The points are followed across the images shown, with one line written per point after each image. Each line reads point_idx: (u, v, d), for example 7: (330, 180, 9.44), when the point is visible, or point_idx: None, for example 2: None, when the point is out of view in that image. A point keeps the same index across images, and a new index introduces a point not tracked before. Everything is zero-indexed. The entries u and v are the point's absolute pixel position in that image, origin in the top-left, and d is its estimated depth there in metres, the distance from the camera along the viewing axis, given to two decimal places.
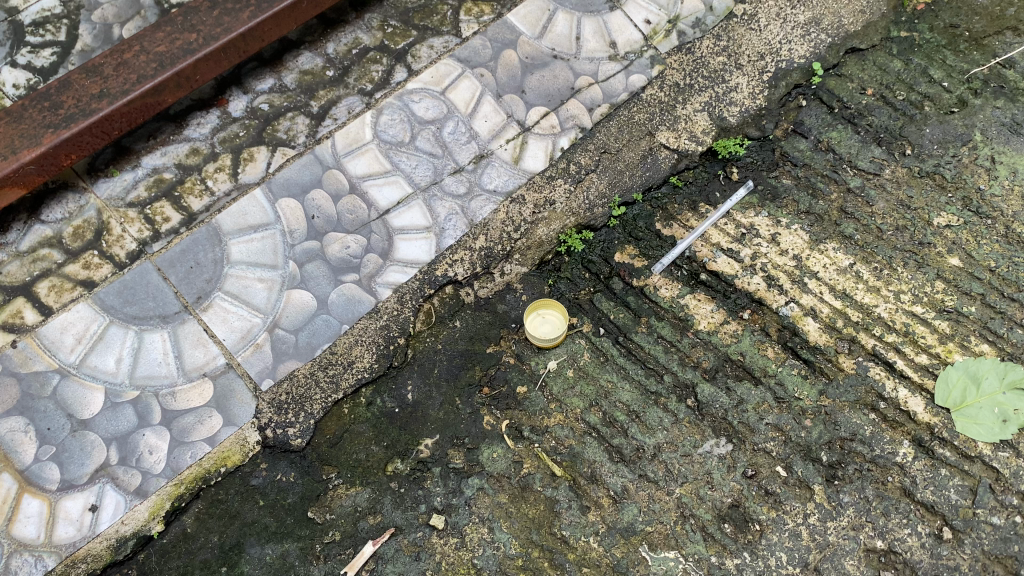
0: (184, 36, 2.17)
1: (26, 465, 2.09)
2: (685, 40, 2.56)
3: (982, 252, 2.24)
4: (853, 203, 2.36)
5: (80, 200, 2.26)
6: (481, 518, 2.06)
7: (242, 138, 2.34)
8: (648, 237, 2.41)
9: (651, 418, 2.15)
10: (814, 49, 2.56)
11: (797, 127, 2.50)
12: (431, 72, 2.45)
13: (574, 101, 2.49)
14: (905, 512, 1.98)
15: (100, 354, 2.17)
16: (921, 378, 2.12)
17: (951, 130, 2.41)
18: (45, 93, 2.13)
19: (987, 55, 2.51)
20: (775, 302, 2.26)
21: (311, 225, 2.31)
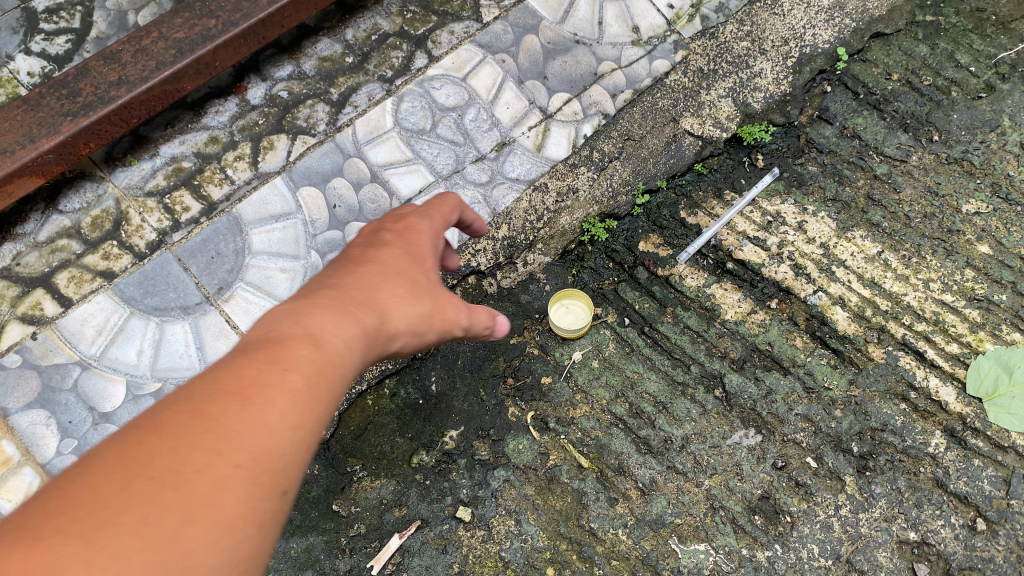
0: (204, 21, 2.13)
1: (47, 459, 2.06)
2: (709, 24, 2.51)
3: (1013, 239, 2.23)
4: (880, 190, 2.33)
5: (98, 189, 2.24)
6: (508, 510, 2.03)
7: (261, 126, 2.32)
8: (673, 225, 2.36)
9: (679, 409, 2.13)
10: (839, 34, 2.50)
11: (822, 113, 2.46)
12: (452, 58, 2.42)
13: (597, 87, 2.44)
14: (937, 503, 1.96)
15: (121, 346, 2.15)
16: (952, 367, 2.10)
17: (979, 116, 2.38)
18: (62, 81, 2.08)
19: (1015, 38, 2.48)
20: (803, 291, 2.22)
21: (332, 214, 2.27)
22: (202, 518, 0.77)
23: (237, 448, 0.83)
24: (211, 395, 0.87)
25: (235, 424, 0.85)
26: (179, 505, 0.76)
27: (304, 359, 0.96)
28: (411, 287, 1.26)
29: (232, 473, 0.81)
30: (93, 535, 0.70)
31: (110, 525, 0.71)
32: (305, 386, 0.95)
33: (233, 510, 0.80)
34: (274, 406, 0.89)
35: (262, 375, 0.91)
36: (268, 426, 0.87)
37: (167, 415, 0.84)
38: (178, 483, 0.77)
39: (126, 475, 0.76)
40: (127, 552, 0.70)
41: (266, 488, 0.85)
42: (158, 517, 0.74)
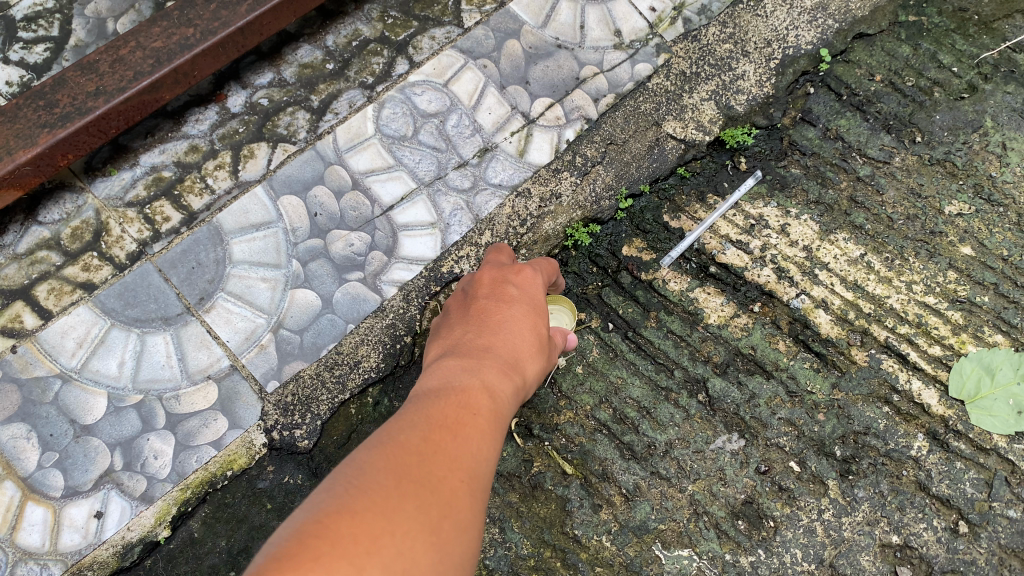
0: (181, 31, 2.12)
1: (29, 472, 2.06)
2: (691, 27, 2.50)
3: (995, 241, 2.22)
4: (863, 192, 2.32)
5: (78, 200, 2.23)
6: (491, 518, 2.06)
7: (242, 134, 2.31)
8: (656, 229, 2.35)
9: (663, 414, 2.13)
10: (821, 35, 2.48)
11: (805, 115, 2.43)
12: (433, 63, 2.41)
13: (579, 92, 2.44)
14: (920, 506, 1.97)
15: (102, 358, 2.15)
16: (934, 370, 2.10)
17: (961, 116, 2.36)
18: (39, 91, 2.07)
19: (997, 39, 2.45)
20: (786, 295, 2.22)
21: (313, 222, 2.27)
22: (451, 520, 1.10)
23: (475, 469, 1.22)
24: (437, 443, 1.20)
25: (472, 441, 1.26)
26: (438, 507, 1.09)
27: (487, 405, 1.38)
28: (537, 349, 1.64)
29: (463, 487, 1.16)
30: (414, 502, 1.07)
31: (413, 507, 1.06)
32: (490, 424, 1.35)
33: (466, 520, 1.13)
34: (484, 436, 1.30)
35: (468, 422, 1.30)
36: (484, 454, 1.27)
37: (412, 437, 1.20)
38: (436, 486, 1.12)
39: (417, 470, 1.13)
40: (417, 526, 1.04)
41: (482, 497, 1.20)
42: (436, 506, 1.09)
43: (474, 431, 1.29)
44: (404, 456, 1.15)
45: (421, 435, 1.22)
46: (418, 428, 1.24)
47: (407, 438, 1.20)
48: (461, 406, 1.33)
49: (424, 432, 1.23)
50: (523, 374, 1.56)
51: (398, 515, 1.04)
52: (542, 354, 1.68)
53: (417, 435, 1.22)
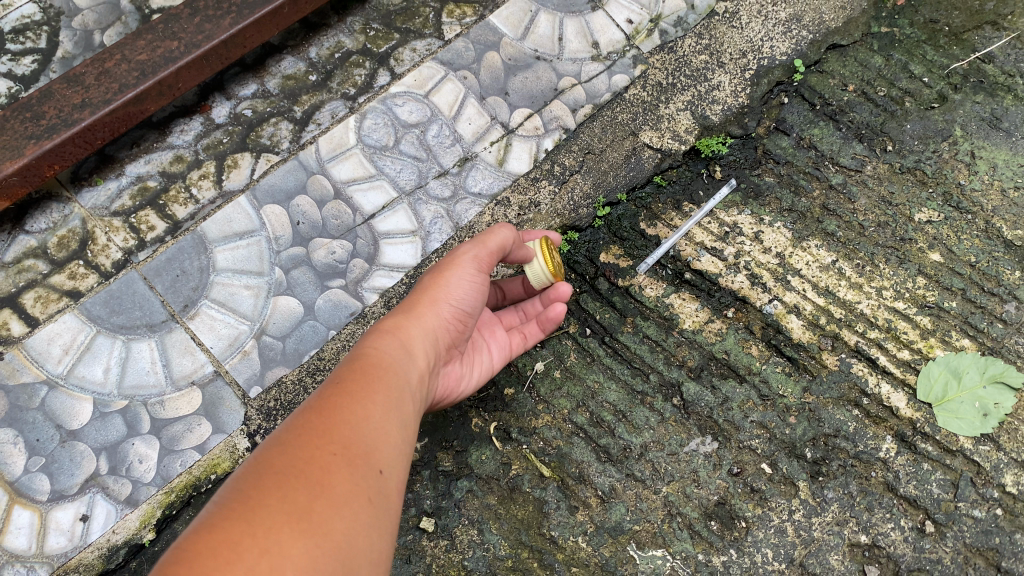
0: (165, 44, 2.17)
1: (16, 477, 2.10)
2: (667, 39, 2.57)
3: (963, 247, 2.27)
4: (835, 200, 2.37)
5: (64, 209, 2.28)
6: (470, 520, 2.11)
7: (226, 145, 2.36)
8: (633, 236, 2.40)
9: (638, 417, 2.18)
10: (795, 46, 2.54)
11: (779, 124, 2.48)
12: (414, 75, 2.46)
13: (557, 102, 2.49)
14: (888, 507, 2.02)
15: (87, 365, 2.19)
16: (903, 374, 2.14)
17: (931, 126, 2.42)
18: (26, 104, 2.12)
19: (967, 50, 2.51)
20: (759, 300, 2.27)
21: (296, 231, 2.32)
22: (323, 495, 1.18)
23: (351, 439, 1.29)
24: (308, 428, 1.29)
25: (346, 412, 1.35)
26: (305, 489, 1.17)
27: (373, 380, 1.45)
28: (427, 319, 1.69)
29: (336, 461, 1.24)
30: (278, 493, 1.15)
31: (276, 500, 1.14)
32: (370, 387, 1.43)
33: (344, 491, 1.20)
34: (365, 402, 1.39)
35: (344, 395, 1.39)
36: (363, 419, 1.35)
37: (284, 434, 1.29)
38: (302, 471, 1.20)
39: (283, 463, 1.21)
40: (282, 515, 1.12)
41: (370, 463, 1.29)
42: (301, 489, 1.17)
43: (349, 401, 1.38)
44: (271, 454, 1.24)
45: (293, 427, 1.31)
46: (292, 421, 1.33)
47: (279, 436, 1.29)
48: (337, 382, 1.44)
49: (296, 422, 1.32)
50: (415, 345, 1.62)
51: (260, 511, 1.12)
52: (437, 313, 1.72)
53: (289, 430, 1.30)
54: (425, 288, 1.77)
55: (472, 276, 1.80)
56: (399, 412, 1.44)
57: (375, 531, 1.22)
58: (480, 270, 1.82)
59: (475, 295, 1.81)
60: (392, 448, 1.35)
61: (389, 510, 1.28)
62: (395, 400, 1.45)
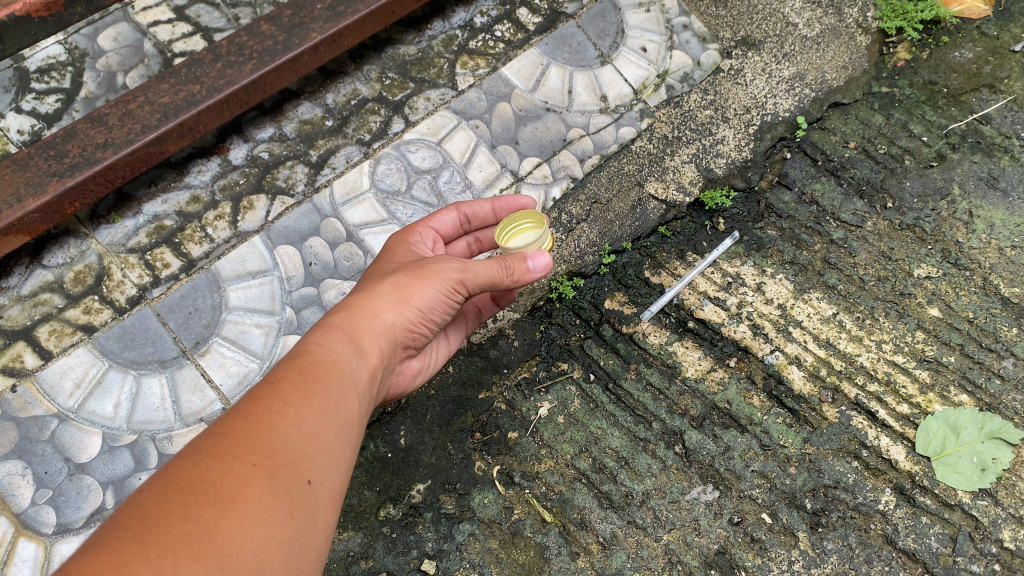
0: (188, 87, 2.24)
1: (22, 508, 2.11)
2: (674, 93, 2.64)
3: (961, 303, 2.32)
4: (836, 254, 2.42)
5: (82, 245, 2.34)
6: (471, 563, 2.12)
7: (242, 186, 2.42)
8: (637, 284, 2.45)
9: (641, 464, 2.20)
10: (798, 103, 2.62)
11: (781, 179, 2.55)
12: (428, 123, 2.53)
13: (566, 152, 2.56)
14: (887, 560, 2.04)
15: (98, 399, 2.21)
16: (902, 427, 2.17)
17: (931, 184, 2.47)
18: (50, 142, 2.17)
19: (965, 111, 2.57)
20: (760, 351, 2.30)
21: (308, 272, 2.36)
22: (231, 512, 1.07)
23: (274, 448, 1.19)
24: (225, 435, 1.19)
25: (274, 417, 1.24)
26: (211, 506, 1.06)
27: (312, 380, 1.35)
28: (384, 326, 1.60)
29: (254, 470, 1.14)
30: (179, 512, 1.04)
31: (176, 517, 1.03)
32: (307, 389, 1.32)
33: (259, 506, 1.10)
34: (296, 404, 1.28)
35: (274, 397, 1.28)
36: (292, 425, 1.25)
37: (194, 444, 1.19)
38: (211, 486, 1.09)
39: (191, 475, 1.10)
40: (180, 534, 1.01)
41: (293, 471, 1.19)
42: (205, 507, 1.06)
43: (280, 404, 1.27)
44: (179, 466, 1.12)
45: (209, 435, 1.20)
46: (209, 430, 1.23)
47: (192, 446, 1.19)
48: (270, 380, 1.33)
49: (216, 426, 1.22)
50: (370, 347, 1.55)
51: (155, 531, 1.01)
52: (395, 314, 1.62)
53: (201, 440, 1.20)
54: (388, 285, 1.65)
55: (447, 290, 1.68)
56: (336, 411, 1.33)
57: (294, 548, 1.12)
58: (460, 289, 1.71)
59: (443, 304, 1.71)
60: (324, 456, 1.26)
61: (313, 523, 1.18)
62: (335, 402, 1.34)
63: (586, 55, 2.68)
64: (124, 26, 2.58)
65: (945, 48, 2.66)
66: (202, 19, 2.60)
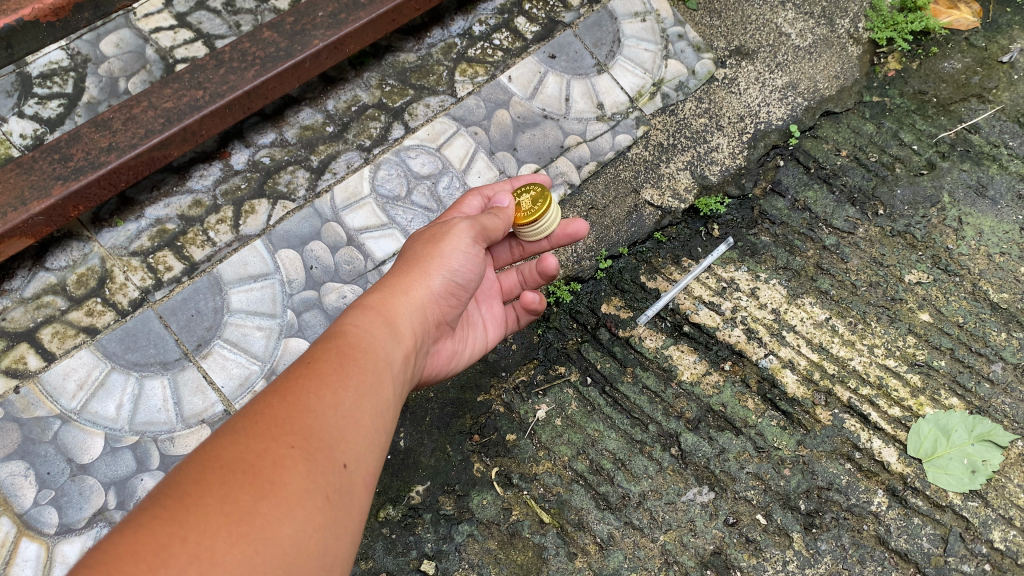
0: (191, 93, 2.27)
1: (25, 509, 2.12)
2: (669, 102, 2.69)
3: (951, 308, 2.36)
4: (829, 260, 2.46)
5: (84, 248, 2.36)
6: (470, 564, 2.14)
7: (243, 190, 2.45)
8: (633, 289, 2.48)
9: (637, 466, 2.22)
10: (791, 111, 2.67)
11: (774, 186, 2.58)
12: (428, 129, 2.57)
13: (563, 159, 2.60)
14: (879, 560, 2.07)
15: (101, 401, 2.23)
16: (894, 430, 2.21)
17: (921, 191, 2.52)
18: (55, 146, 2.20)
19: (954, 120, 2.63)
20: (755, 354, 2.34)
21: (309, 275, 2.39)
22: (268, 494, 1.10)
23: (312, 431, 1.21)
24: (263, 416, 1.21)
25: (311, 398, 1.26)
26: (249, 488, 1.09)
27: (349, 361, 1.37)
28: (414, 299, 1.63)
29: (292, 450, 1.17)
30: (218, 492, 1.07)
31: (216, 498, 1.06)
32: (343, 370, 1.34)
33: (296, 491, 1.13)
34: (332, 386, 1.30)
35: (311, 378, 1.31)
36: (329, 407, 1.27)
37: (233, 423, 1.22)
38: (250, 468, 1.12)
39: (229, 456, 1.13)
40: (219, 515, 1.04)
41: (330, 452, 1.21)
42: (244, 489, 1.09)
43: (317, 386, 1.29)
44: (220, 444, 1.16)
45: (247, 414, 1.23)
46: (247, 408, 1.26)
47: (232, 424, 1.22)
48: (306, 361, 1.36)
49: (254, 405, 1.25)
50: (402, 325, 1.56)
51: (194, 511, 1.04)
52: (421, 286, 1.65)
53: (239, 419, 1.23)
54: (412, 263, 1.69)
55: (465, 247, 1.74)
56: (370, 393, 1.35)
57: (329, 533, 1.15)
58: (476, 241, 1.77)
59: (468, 268, 1.75)
60: (360, 439, 1.28)
61: (348, 507, 1.21)
62: (369, 383, 1.36)
63: (583, 64, 2.72)
64: (126, 32, 2.61)
65: (934, 59, 2.72)
66: (204, 26, 2.63)
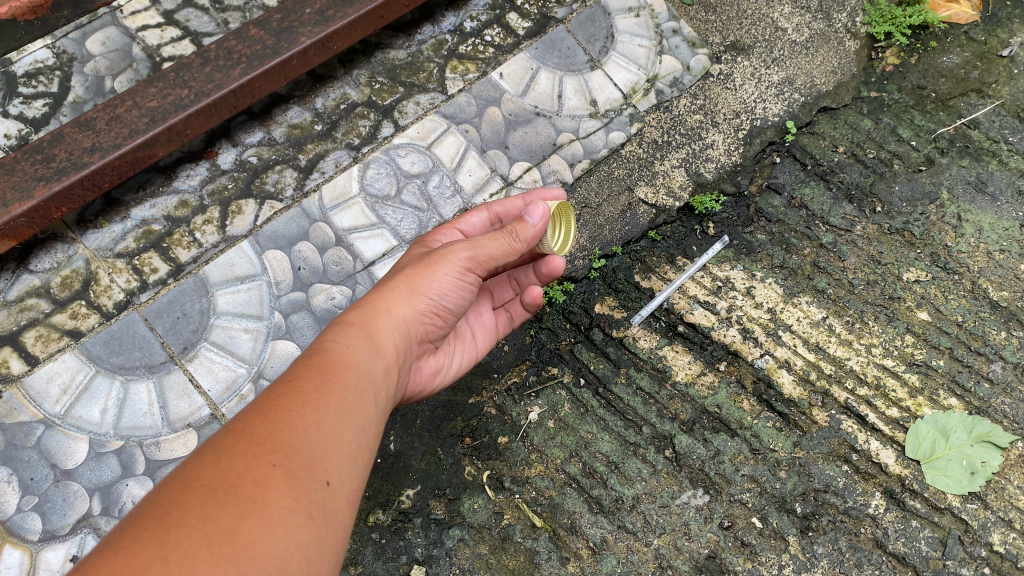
0: (176, 92, 2.23)
1: (8, 515, 2.09)
2: (663, 98, 2.65)
3: (950, 306, 2.32)
4: (825, 258, 2.42)
5: (68, 250, 2.32)
6: (461, 569, 2.11)
7: (231, 190, 2.42)
8: (627, 289, 2.45)
9: (630, 469, 2.19)
10: (788, 107, 2.63)
11: (771, 183, 2.54)
12: (417, 127, 2.53)
13: (556, 157, 2.56)
14: (877, 564, 2.04)
15: (85, 405, 2.20)
16: (892, 431, 2.17)
17: (919, 188, 2.48)
18: (37, 146, 2.17)
19: (953, 115, 2.59)
20: (750, 354, 2.30)
21: (297, 276, 2.36)
22: (250, 513, 1.07)
23: (294, 448, 1.18)
24: (244, 434, 1.18)
25: (292, 416, 1.23)
26: (231, 508, 1.06)
27: (333, 381, 1.33)
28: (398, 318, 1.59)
29: (273, 470, 1.14)
30: (200, 512, 1.04)
31: (197, 517, 1.03)
32: (325, 387, 1.31)
33: (278, 510, 1.10)
34: (313, 405, 1.27)
35: (292, 395, 1.27)
36: (311, 425, 1.24)
37: (213, 441, 1.18)
38: (231, 487, 1.08)
39: (211, 475, 1.10)
40: (201, 535, 1.01)
41: (312, 473, 1.18)
42: (225, 509, 1.05)
43: (298, 403, 1.26)
44: (200, 462, 1.12)
45: (229, 432, 1.20)
46: (228, 426, 1.22)
47: (212, 442, 1.18)
48: (286, 380, 1.33)
49: (235, 424, 1.21)
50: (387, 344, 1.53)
51: (174, 531, 1.00)
52: (407, 303, 1.61)
53: (220, 437, 1.19)
54: (400, 279, 1.65)
55: (461, 272, 1.67)
56: (352, 411, 1.32)
57: (313, 552, 1.12)
58: (472, 269, 1.69)
59: (459, 290, 1.69)
60: (343, 456, 1.25)
61: (332, 526, 1.18)
62: (352, 402, 1.33)
63: (575, 60, 2.67)
64: (112, 30, 2.57)
65: (933, 53, 2.67)
66: (191, 24, 2.60)
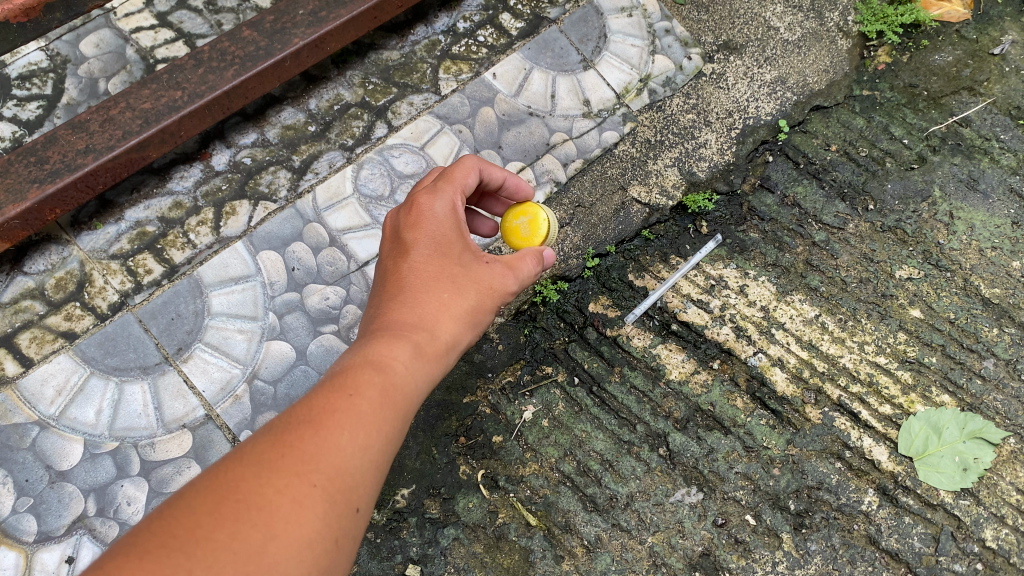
0: (170, 93, 2.23)
1: (4, 517, 2.10)
2: (656, 98, 2.66)
3: (942, 304, 2.33)
4: (818, 256, 2.43)
5: (63, 252, 2.33)
6: (456, 568, 2.12)
7: (224, 191, 2.42)
8: (621, 288, 2.45)
9: (625, 467, 2.20)
10: (781, 106, 2.63)
11: (763, 182, 2.55)
12: (411, 128, 2.54)
13: (549, 156, 2.57)
14: (870, 560, 2.05)
15: (80, 406, 2.20)
16: (885, 428, 2.18)
17: (912, 186, 2.49)
18: (31, 149, 2.17)
19: (945, 114, 2.60)
20: (743, 353, 2.31)
21: (291, 277, 2.36)
22: (279, 534, 1.09)
23: (340, 470, 1.19)
24: (291, 446, 1.18)
25: (344, 437, 1.22)
26: (262, 528, 1.09)
27: (388, 410, 1.30)
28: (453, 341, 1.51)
29: (313, 491, 1.15)
30: (229, 528, 1.07)
31: (226, 534, 1.06)
32: (380, 415, 1.28)
33: (308, 533, 1.12)
34: (366, 433, 1.25)
35: (347, 412, 1.25)
36: (360, 448, 1.23)
37: (257, 447, 1.20)
38: (266, 504, 1.11)
39: (248, 488, 1.12)
40: (226, 554, 1.05)
41: (349, 498, 1.19)
42: (256, 528, 1.08)
43: (352, 424, 1.24)
44: (241, 469, 1.15)
45: (275, 438, 1.20)
46: (275, 430, 1.23)
47: (258, 446, 1.20)
48: (346, 402, 1.27)
49: (283, 430, 1.22)
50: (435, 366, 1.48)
51: (202, 547, 1.04)
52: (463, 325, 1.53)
53: (264, 444, 1.20)
54: (459, 296, 1.53)
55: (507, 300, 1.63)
56: (396, 440, 1.31)
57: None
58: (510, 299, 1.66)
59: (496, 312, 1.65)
60: (378, 481, 1.26)
61: (352, 549, 1.21)
62: (398, 433, 1.32)
63: (568, 60, 2.68)
64: (106, 32, 2.58)
65: (925, 52, 2.68)
66: (185, 26, 2.60)
